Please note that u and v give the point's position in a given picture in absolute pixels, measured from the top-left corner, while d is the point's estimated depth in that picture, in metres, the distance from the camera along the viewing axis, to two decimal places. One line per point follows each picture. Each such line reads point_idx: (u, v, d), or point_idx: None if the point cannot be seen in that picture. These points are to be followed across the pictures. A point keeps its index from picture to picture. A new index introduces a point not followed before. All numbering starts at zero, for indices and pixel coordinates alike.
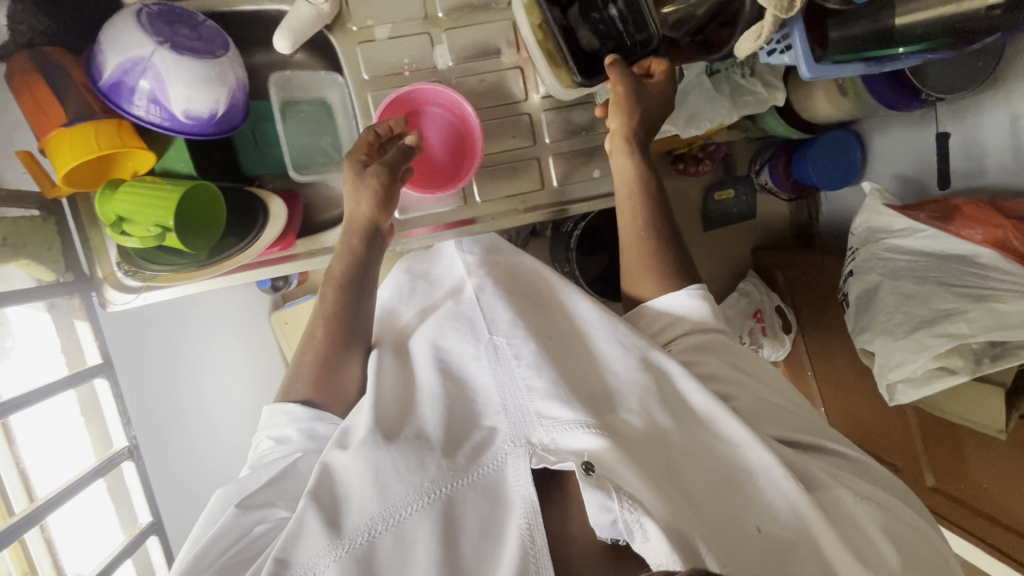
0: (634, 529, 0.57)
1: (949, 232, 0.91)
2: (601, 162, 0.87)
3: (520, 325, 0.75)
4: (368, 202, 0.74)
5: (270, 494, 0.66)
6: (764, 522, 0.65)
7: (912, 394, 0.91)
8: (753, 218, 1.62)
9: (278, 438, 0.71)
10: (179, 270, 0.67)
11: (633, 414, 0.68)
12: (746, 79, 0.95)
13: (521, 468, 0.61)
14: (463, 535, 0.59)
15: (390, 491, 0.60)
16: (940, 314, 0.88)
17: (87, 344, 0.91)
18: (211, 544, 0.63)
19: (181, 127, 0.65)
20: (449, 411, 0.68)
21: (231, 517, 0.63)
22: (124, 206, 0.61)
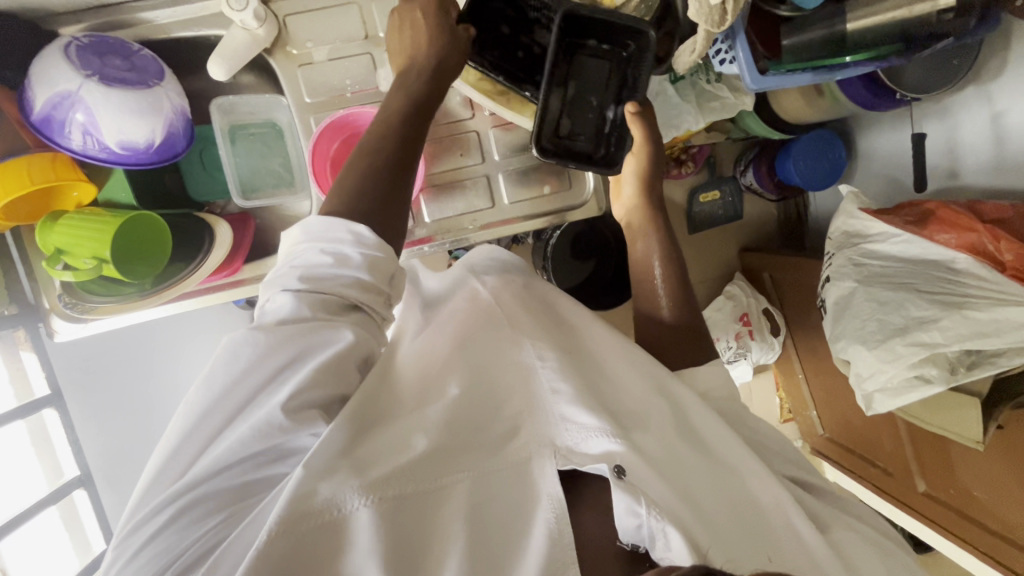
0: (658, 536, 0.59)
1: (922, 236, 0.89)
2: (555, 178, 0.87)
3: (539, 338, 0.73)
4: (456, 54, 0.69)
5: (309, 394, 0.53)
6: (776, 554, 0.63)
7: (889, 404, 0.89)
8: (739, 219, 1.59)
9: (333, 260, 0.57)
10: (125, 299, 0.68)
11: (649, 434, 0.67)
12: (712, 84, 0.93)
13: (549, 469, 0.60)
14: (488, 520, 0.57)
15: (425, 455, 0.57)
16: (914, 322, 0.85)
17: (34, 375, 0.83)
18: (235, 449, 0.51)
19: (118, 158, 0.67)
20: (477, 394, 0.66)
21: (272, 425, 0.51)
22: (64, 239, 0.62)
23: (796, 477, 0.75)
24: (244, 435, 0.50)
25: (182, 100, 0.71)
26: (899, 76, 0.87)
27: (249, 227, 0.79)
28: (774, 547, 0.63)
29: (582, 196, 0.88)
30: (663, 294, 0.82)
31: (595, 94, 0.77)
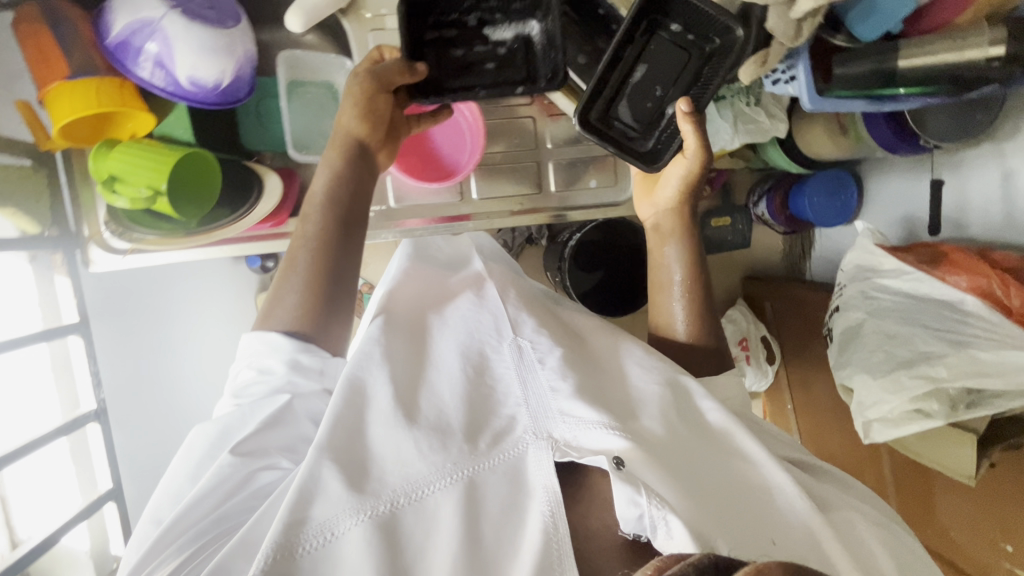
0: (659, 526, 0.58)
1: (935, 276, 0.92)
2: (599, 175, 0.89)
3: (544, 333, 0.76)
4: (353, 116, 0.75)
5: (263, 440, 0.66)
6: (778, 536, 0.63)
7: (887, 434, 0.92)
8: (746, 247, 1.62)
9: (260, 369, 0.69)
10: (166, 234, 0.72)
11: (655, 420, 0.69)
12: (751, 107, 0.96)
13: (544, 458, 0.62)
14: (486, 517, 0.60)
15: (413, 468, 0.60)
16: (919, 356, 0.89)
17: (63, 301, 0.94)
18: (205, 494, 0.62)
19: (182, 91, 0.72)
20: (470, 398, 0.68)
21: (227, 465, 0.63)
22: (120, 165, 0.66)
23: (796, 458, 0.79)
24: (206, 485, 0.62)
25: (251, 46, 0.76)
26: (923, 120, 0.91)
27: (294, 182, 0.82)
28: (776, 531, 0.63)
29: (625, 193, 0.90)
30: (680, 306, 0.83)
31: (661, 86, 0.82)
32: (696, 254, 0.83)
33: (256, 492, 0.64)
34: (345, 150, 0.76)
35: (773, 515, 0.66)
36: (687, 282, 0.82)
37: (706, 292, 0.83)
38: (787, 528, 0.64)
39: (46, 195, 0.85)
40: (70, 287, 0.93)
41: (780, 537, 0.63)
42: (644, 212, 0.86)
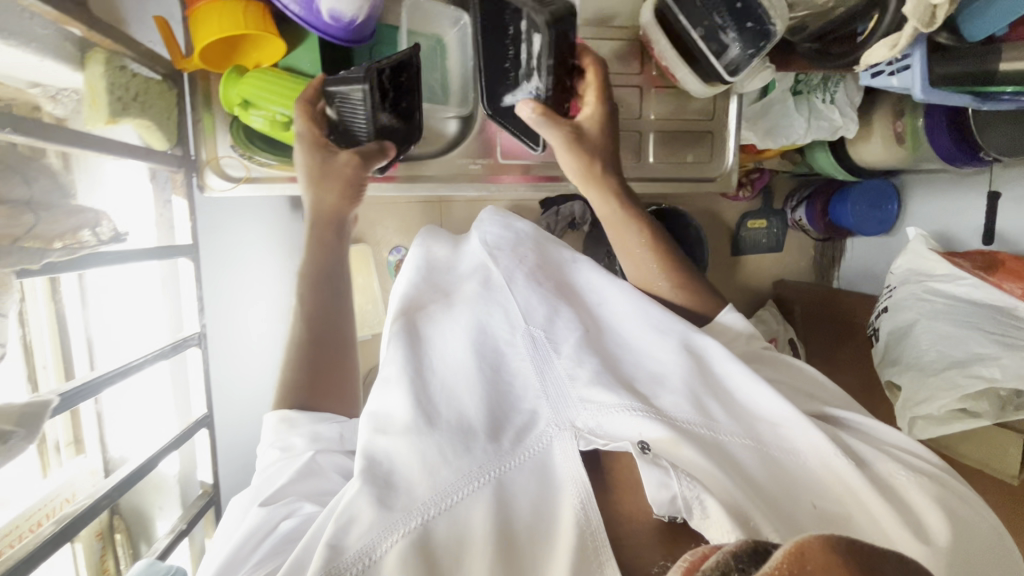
0: (693, 506, 0.53)
1: (990, 282, 0.95)
2: (697, 149, 0.89)
3: (557, 317, 0.71)
4: (334, 196, 0.69)
5: (289, 487, 0.61)
6: (818, 499, 0.58)
7: (932, 432, 0.96)
8: (778, 252, 1.66)
9: (283, 447, 0.64)
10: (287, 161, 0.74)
11: (677, 395, 0.63)
12: (825, 105, 0.98)
13: (569, 450, 0.57)
14: (522, 525, 0.53)
15: (440, 476, 0.54)
16: (973, 357, 0.91)
17: (178, 221, 0.79)
18: (242, 541, 0.56)
19: (319, 24, 0.65)
20: (488, 396, 0.63)
21: (257, 517, 0.58)
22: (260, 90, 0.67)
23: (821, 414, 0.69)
24: (239, 538, 0.56)
25: None
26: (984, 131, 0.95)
27: None
28: (818, 493, 0.59)
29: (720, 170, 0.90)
30: (664, 281, 0.76)
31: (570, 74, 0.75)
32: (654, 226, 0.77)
33: (281, 539, 0.56)
34: (331, 228, 0.71)
35: (813, 483, 0.59)
36: (654, 255, 0.76)
37: (691, 270, 0.78)
38: (833, 494, 0.59)
39: (175, 111, 0.72)
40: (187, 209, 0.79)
41: (822, 499, 0.58)
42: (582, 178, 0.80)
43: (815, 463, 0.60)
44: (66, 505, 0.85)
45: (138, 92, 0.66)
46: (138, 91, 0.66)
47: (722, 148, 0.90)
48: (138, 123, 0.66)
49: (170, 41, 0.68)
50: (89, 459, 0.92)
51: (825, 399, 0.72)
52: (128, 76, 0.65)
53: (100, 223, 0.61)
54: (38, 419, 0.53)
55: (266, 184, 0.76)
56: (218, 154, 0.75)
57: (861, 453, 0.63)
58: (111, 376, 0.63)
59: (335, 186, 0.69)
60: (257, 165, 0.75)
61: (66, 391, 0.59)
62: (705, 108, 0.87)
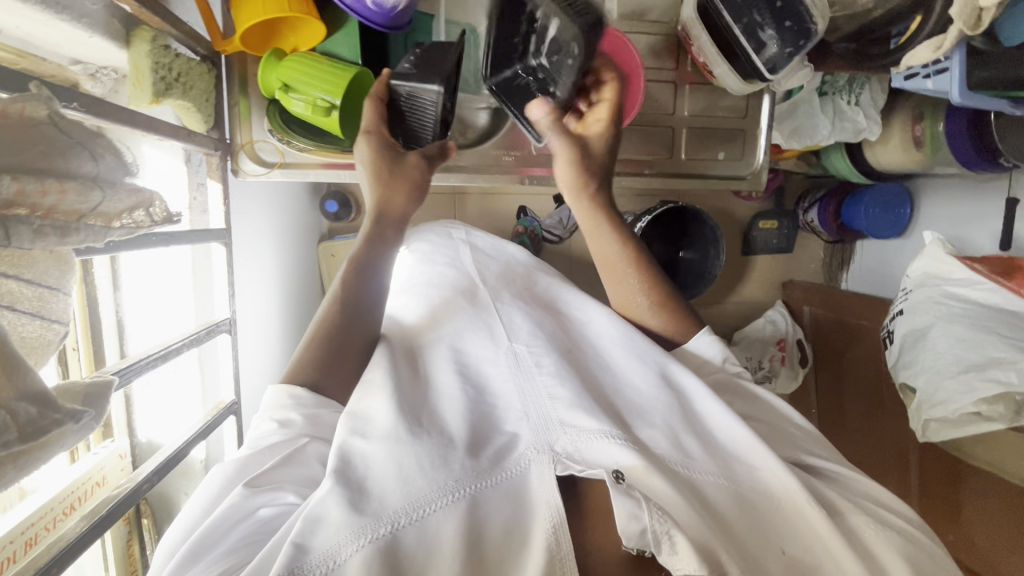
0: (663, 541, 0.55)
1: (1008, 287, 0.96)
2: (730, 146, 0.89)
3: (539, 339, 0.77)
4: (404, 194, 0.71)
5: (279, 474, 0.60)
6: (787, 544, 0.62)
7: (945, 434, 0.97)
8: (789, 253, 1.66)
9: (282, 422, 0.62)
10: (325, 149, 0.73)
11: (655, 429, 0.68)
12: (851, 107, 0.98)
13: (545, 475, 0.60)
14: (488, 540, 0.56)
15: (415, 486, 0.57)
16: (991, 361, 0.92)
17: (213, 206, 0.76)
18: (216, 522, 0.55)
19: (362, 10, 0.63)
20: (471, 415, 0.67)
21: (237, 497, 0.57)
22: (294, 75, 0.64)
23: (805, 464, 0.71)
24: (217, 514, 0.56)
25: None
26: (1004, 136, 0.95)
27: None
28: (788, 537, 0.62)
29: (747, 169, 0.91)
30: (643, 297, 0.79)
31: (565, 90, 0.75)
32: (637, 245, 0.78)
33: (257, 527, 0.58)
34: (398, 226, 0.73)
35: (783, 527, 0.63)
36: (648, 284, 0.78)
37: (676, 295, 0.81)
38: (799, 539, 0.62)
39: (212, 92, 0.70)
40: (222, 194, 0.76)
41: (791, 543, 0.62)
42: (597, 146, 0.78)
43: (789, 506, 0.63)
44: (97, 491, 0.80)
45: (180, 72, 0.64)
46: (180, 71, 0.64)
47: (754, 146, 0.90)
48: (178, 103, 0.65)
49: (210, 21, 0.67)
50: (117, 443, 0.86)
51: (819, 452, 0.73)
52: (173, 56, 0.62)
53: (154, 204, 0.53)
54: (103, 399, 0.47)
55: (300, 171, 0.76)
56: (253, 139, 0.74)
57: (834, 502, 0.66)
58: (154, 362, 0.62)
59: (403, 188, 0.71)
60: (293, 150, 0.75)
61: (113, 371, 0.58)
62: (737, 105, 0.87)
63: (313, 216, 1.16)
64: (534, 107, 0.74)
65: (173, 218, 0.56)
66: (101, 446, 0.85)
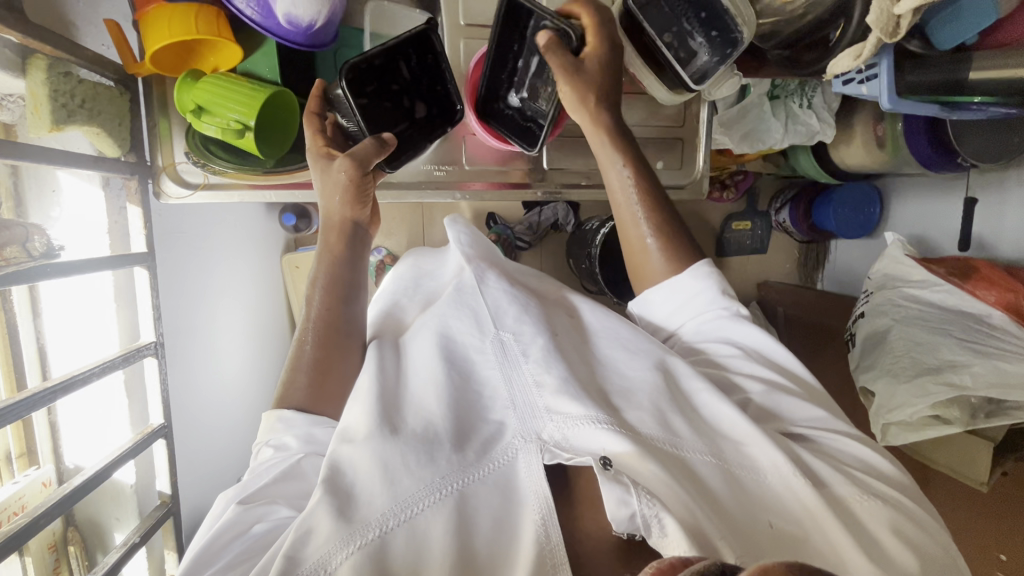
0: (652, 524, 0.51)
1: (965, 290, 0.95)
2: (668, 156, 0.89)
3: (527, 320, 0.68)
4: (340, 199, 0.70)
5: (275, 489, 0.59)
6: (775, 517, 0.57)
7: (905, 438, 0.94)
8: (764, 254, 1.65)
9: (278, 446, 0.63)
10: (242, 171, 0.72)
11: (643, 410, 0.61)
12: (802, 110, 0.97)
13: (534, 464, 0.56)
14: (477, 531, 0.53)
15: (401, 486, 0.53)
16: (945, 364, 0.91)
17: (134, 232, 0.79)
18: (212, 540, 0.55)
19: (278, 30, 0.66)
20: (456, 403, 0.61)
21: (234, 512, 0.56)
22: (205, 96, 0.64)
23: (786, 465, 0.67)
24: (213, 532, 0.55)
25: None
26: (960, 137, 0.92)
27: None
28: (774, 511, 0.57)
29: (689, 177, 0.91)
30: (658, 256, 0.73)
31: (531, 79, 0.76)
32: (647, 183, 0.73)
33: (254, 544, 0.56)
34: (342, 233, 0.73)
35: (778, 504, 0.57)
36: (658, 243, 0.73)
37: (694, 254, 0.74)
38: (789, 513, 0.57)
39: (127, 117, 0.73)
40: (142, 217, 0.78)
41: (779, 516, 0.57)
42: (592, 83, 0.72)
43: (777, 484, 0.58)
44: (16, 518, 0.85)
45: (86, 99, 0.67)
46: (84, 97, 0.66)
47: (693, 155, 0.90)
48: (86, 129, 0.67)
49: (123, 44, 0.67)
50: (42, 470, 0.92)
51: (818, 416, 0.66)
52: (73, 82, 0.65)
53: (31, 238, 0.67)
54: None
55: (225, 191, 0.76)
56: (175, 160, 0.74)
57: (820, 471, 0.59)
58: (47, 394, 0.64)
59: (337, 194, 0.70)
60: (213, 173, 0.74)
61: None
62: (677, 114, 0.86)
63: (275, 230, 1.18)
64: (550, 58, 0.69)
65: (54, 249, 0.70)
66: (25, 474, 0.91)
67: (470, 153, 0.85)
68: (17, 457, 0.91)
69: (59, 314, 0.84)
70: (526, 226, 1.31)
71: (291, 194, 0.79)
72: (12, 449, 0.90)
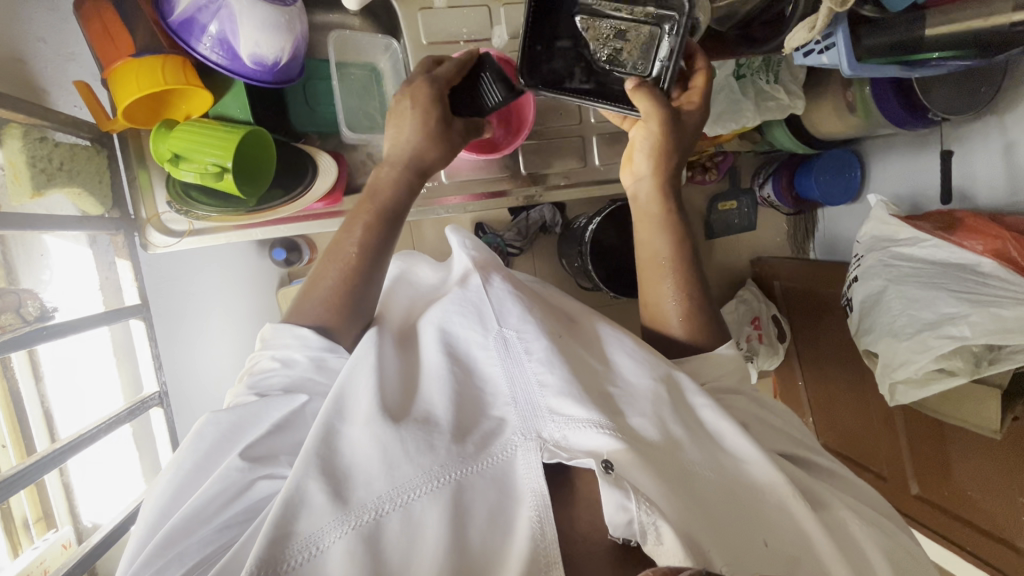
0: (648, 531, 0.51)
1: (951, 241, 0.96)
2: None
3: (532, 320, 0.66)
4: (435, 148, 0.68)
5: (275, 444, 0.58)
6: (770, 537, 0.57)
7: (911, 394, 0.97)
8: (754, 231, 1.65)
9: (284, 361, 0.61)
10: (226, 212, 0.72)
11: (646, 417, 0.60)
12: (770, 85, 0.99)
13: (532, 462, 0.55)
14: (472, 523, 0.52)
15: (400, 472, 0.53)
16: (944, 317, 0.91)
17: (126, 285, 0.83)
18: (205, 500, 0.54)
19: (243, 70, 0.68)
20: (458, 397, 0.60)
21: (234, 470, 0.54)
22: (181, 144, 0.65)
23: (788, 455, 0.68)
24: (211, 487, 0.54)
25: (306, 26, 0.72)
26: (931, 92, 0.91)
27: (343, 168, 0.80)
28: (770, 530, 0.57)
29: None
30: (672, 282, 0.72)
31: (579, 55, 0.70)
32: (682, 234, 0.72)
33: (252, 503, 0.56)
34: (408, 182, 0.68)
35: (769, 515, 0.58)
36: (669, 268, 0.71)
37: (704, 288, 0.73)
38: (787, 533, 0.58)
39: (107, 174, 0.74)
40: (131, 269, 0.82)
41: (774, 538, 0.57)
42: (623, 180, 0.76)
43: (772, 502, 0.59)
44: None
45: (65, 162, 0.68)
46: (65, 161, 0.68)
47: None
48: (68, 190, 0.69)
49: (94, 103, 0.69)
50: (60, 533, 0.95)
51: (798, 440, 0.71)
52: (50, 147, 0.67)
53: (24, 303, 0.74)
54: None
55: (212, 234, 0.78)
56: (158, 210, 0.75)
57: (818, 492, 0.62)
58: (56, 455, 0.65)
59: (432, 145, 0.68)
60: (198, 219, 0.75)
61: (4, 477, 0.59)
62: None
63: (265, 268, 1.10)
64: (639, 159, 0.72)
65: (49, 312, 0.77)
66: (45, 537, 0.95)
67: (449, 168, 0.86)
68: (35, 522, 0.95)
69: (58, 376, 0.91)
70: (515, 232, 1.31)
71: (276, 229, 0.81)
72: (30, 514, 0.94)
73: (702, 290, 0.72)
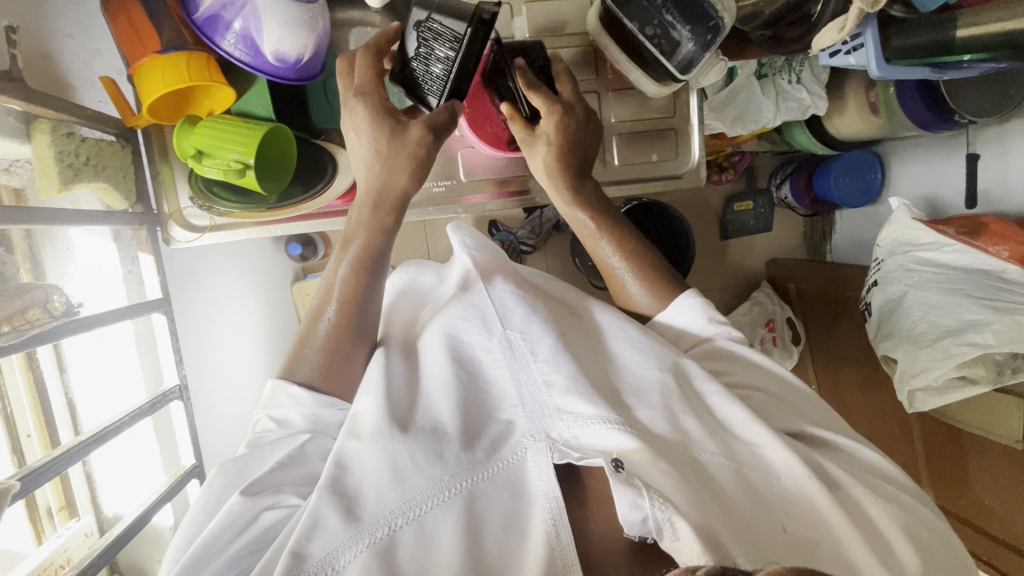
0: (664, 528, 0.50)
1: (976, 247, 0.93)
2: (663, 147, 0.90)
3: (535, 319, 0.65)
4: (406, 175, 0.66)
5: (277, 477, 0.59)
6: (789, 521, 0.56)
7: (932, 402, 0.95)
8: (769, 232, 1.63)
9: (280, 421, 0.62)
10: (245, 210, 0.72)
11: (655, 410, 0.59)
12: (792, 86, 0.98)
13: (544, 462, 0.55)
14: (486, 530, 0.52)
15: (410, 484, 0.53)
16: (965, 324, 0.89)
17: (148, 278, 0.85)
18: (221, 528, 0.54)
19: (266, 67, 0.68)
20: (465, 404, 0.60)
21: (236, 505, 0.55)
22: (204, 141, 0.66)
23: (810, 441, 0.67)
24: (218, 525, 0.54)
25: (329, 24, 0.72)
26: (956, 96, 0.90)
27: None
28: (792, 519, 0.57)
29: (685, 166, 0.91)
30: (627, 276, 0.75)
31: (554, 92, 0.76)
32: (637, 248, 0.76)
33: (259, 534, 0.56)
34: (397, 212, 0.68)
35: (790, 511, 0.57)
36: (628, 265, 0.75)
37: (663, 270, 0.77)
38: (808, 520, 0.57)
39: (132, 167, 0.75)
40: (154, 264, 0.84)
41: (794, 523, 0.56)
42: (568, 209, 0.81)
43: (792, 494, 0.58)
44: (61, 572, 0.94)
45: (91, 157, 0.70)
46: (91, 155, 0.69)
47: (687, 144, 0.90)
48: (93, 185, 0.70)
49: (119, 98, 0.70)
50: (82, 522, 0.99)
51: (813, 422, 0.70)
52: (76, 142, 0.68)
53: (51, 298, 0.72)
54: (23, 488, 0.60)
55: (231, 230, 0.79)
56: (180, 206, 0.76)
57: (845, 484, 0.60)
58: (83, 446, 0.67)
59: (403, 165, 0.66)
60: (219, 215, 0.76)
61: (32, 468, 0.62)
62: (666, 105, 0.87)
63: (281, 261, 1.17)
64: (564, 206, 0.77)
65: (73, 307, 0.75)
66: (66, 526, 0.98)
67: (466, 166, 0.86)
68: (59, 510, 0.97)
69: (86, 372, 0.94)
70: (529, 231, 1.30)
71: (294, 226, 0.82)
72: (54, 503, 0.97)
73: (670, 283, 0.76)
